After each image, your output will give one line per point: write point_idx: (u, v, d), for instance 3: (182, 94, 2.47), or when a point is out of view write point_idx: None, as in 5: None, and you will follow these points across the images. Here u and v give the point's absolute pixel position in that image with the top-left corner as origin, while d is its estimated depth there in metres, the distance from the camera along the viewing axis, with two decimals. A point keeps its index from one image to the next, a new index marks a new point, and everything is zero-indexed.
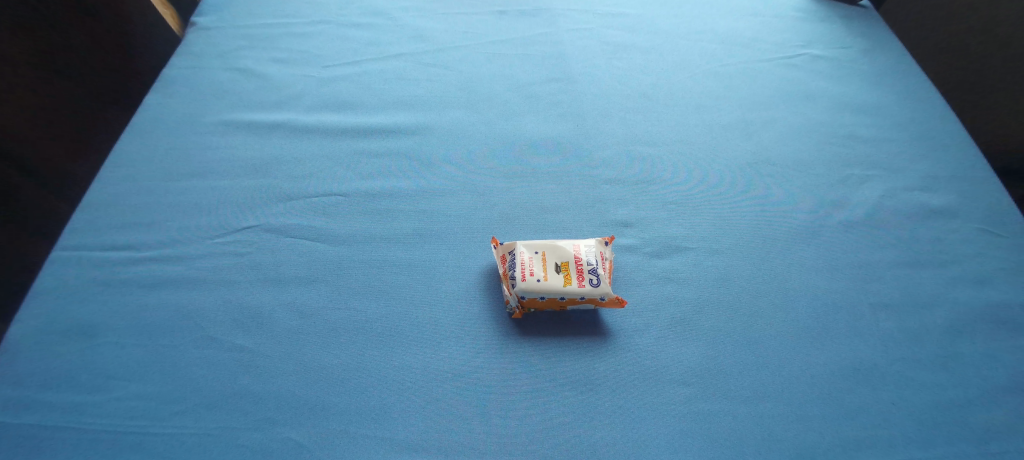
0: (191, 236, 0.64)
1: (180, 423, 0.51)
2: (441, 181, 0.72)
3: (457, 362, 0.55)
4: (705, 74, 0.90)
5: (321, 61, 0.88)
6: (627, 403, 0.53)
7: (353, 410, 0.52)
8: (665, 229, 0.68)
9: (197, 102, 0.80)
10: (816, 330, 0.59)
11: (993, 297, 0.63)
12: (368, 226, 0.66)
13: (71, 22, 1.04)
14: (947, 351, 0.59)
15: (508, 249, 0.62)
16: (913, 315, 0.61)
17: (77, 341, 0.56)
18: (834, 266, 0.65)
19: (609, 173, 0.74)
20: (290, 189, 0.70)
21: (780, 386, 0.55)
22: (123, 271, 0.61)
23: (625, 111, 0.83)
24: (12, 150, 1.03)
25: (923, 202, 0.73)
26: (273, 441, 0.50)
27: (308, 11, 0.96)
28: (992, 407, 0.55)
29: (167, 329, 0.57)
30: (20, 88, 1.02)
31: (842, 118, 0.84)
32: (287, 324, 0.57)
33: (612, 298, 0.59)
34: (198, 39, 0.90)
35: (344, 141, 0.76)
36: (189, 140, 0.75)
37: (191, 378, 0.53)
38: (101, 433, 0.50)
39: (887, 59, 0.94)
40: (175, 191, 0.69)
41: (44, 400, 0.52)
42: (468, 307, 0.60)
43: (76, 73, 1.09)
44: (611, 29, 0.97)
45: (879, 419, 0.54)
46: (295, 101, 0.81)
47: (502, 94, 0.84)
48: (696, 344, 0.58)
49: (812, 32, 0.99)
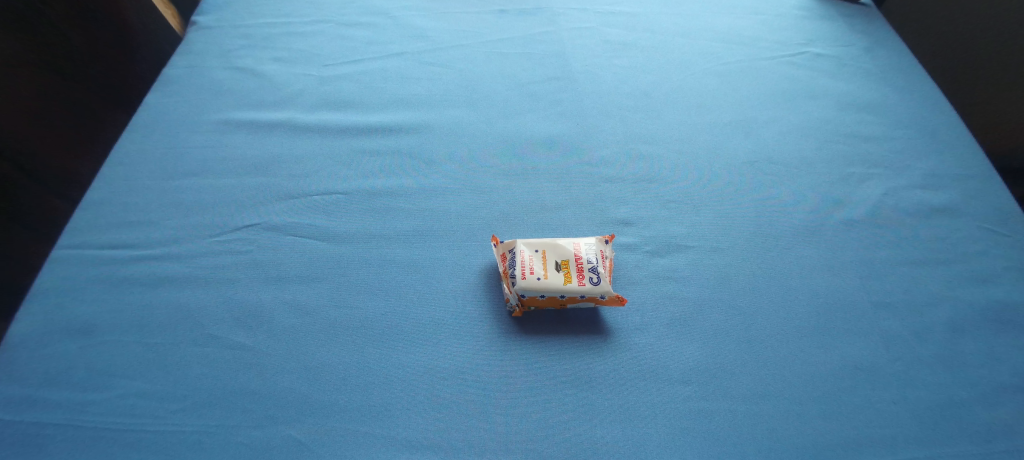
0: (191, 235, 0.64)
1: (180, 421, 0.51)
2: (442, 180, 0.72)
3: (458, 361, 0.55)
4: (705, 73, 0.89)
5: (321, 59, 0.88)
6: (628, 401, 0.53)
7: (353, 408, 0.52)
8: (665, 227, 0.68)
9: (197, 100, 0.80)
10: (816, 329, 0.59)
11: (994, 295, 0.63)
12: (368, 225, 0.66)
13: (71, 22, 1.05)
14: (947, 350, 0.59)
15: (508, 247, 0.62)
16: (914, 314, 0.61)
17: (77, 340, 0.56)
18: (834, 265, 0.65)
19: (609, 172, 0.74)
20: (290, 188, 0.70)
21: (780, 384, 0.55)
22: (123, 270, 0.61)
23: (624, 110, 0.83)
24: (12, 150, 1.03)
25: (924, 200, 0.72)
26: (273, 439, 0.50)
27: (308, 10, 0.96)
28: (993, 406, 0.55)
29: (166, 327, 0.57)
30: (22, 89, 1.02)
31: (843, 117, 0.84)
32: (287, 323, 0.57)
33: (612, 296, 0.59)
34: (198, 38, 0.91)
35: (344, 139, 0.76)
36: (188, 139, 0.75)
37: (190, 376, 0.54)
38: (101, 432, 0.50)
39: (887, 58, 0.94)
40: (174, 190, 0.69)
41: (45, 398, 0.52)
42: (468, 306, 0.60)
43: (76, 72, 1.09)
44: (611, 28, 0.97)
45: (880, 418, 0.54)
46: (295, 100, 0.81)
47: (502, 93, 0.84)
48: (697, 342, 0.58)
49: (813, 31, 0.98)
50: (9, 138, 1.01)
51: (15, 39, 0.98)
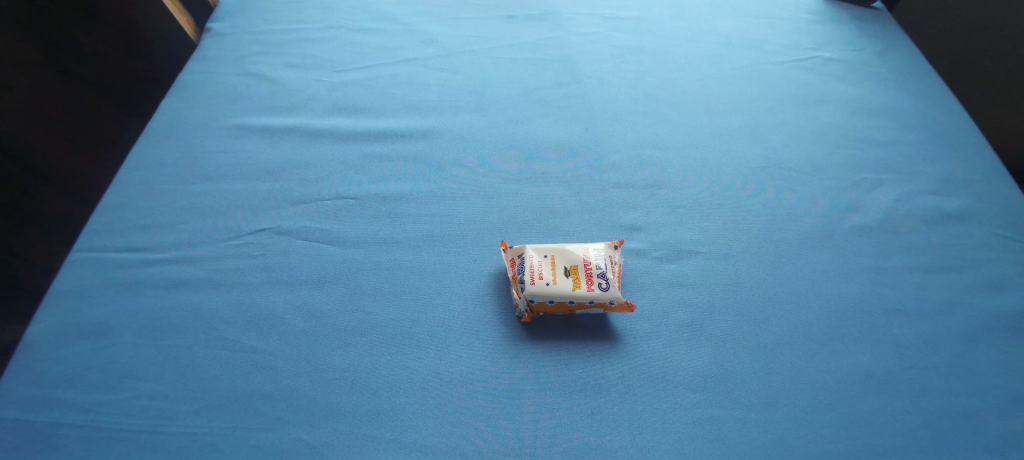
0: (205, 238, 0.65)
1: (192, 423, 0.52)
2: (451, 185, 0.72)
3: (468, 366, 0.56)
4: (714, 77, 0.89)
5: (331, 65, 0.89)
6: (637, 408, 0.53)
7: (364, 411, 0.52)
8: (675, 233, 0.67)
9: (211, 106, 0.81)
10: (828, 337, 0.59)
11: (1011, 303, 0.62)
12: (378, 230, 0.67)
13: (75, 23, 1.01)
14: (963, 358, 0.58)
15: (518, 252, 0.62)
16: (928, 321, 0.60)
17: (91, 342, 0.57)
18: (847, 272, 0.64)
19: (619, 177, 0.74)
20: (302, 193, 0.70)
21: (792, 391, 0.55)
22: (137, 273, 0.62)
23: (633, 115, 0.83)
24: (13, 148, 1.01)
25: (938, 206, 0.72)
26: (284, 442, 0.51)
27: (319, 16, 0.97)
28: (1009, 415, 0.54)
29: (179, 330, 0.58)
30: (23, 89, 1.00)
31: (855, 122, 0.83)
32: (298, 326, 0.58)
33: (622, 302, 0.58)
34: (210, 45, 0.92)
35: (356, 144, 0.77)
36: (203, 143, 0.76)
37: (202, 379, 0.54)
38: (115, 432, 0.51)
39: (899, 63, 0.93)
40: (189, 194, 0.70)
41: (61, 399, 0.53)
42: (477, 310, 0.60)
43: (77, 72, 1.06)
44: (619, 33, 0.97)
45: (891, 427, 0.53)
46: (307, 105, 0.82)
47: (511, 99, 0.84)
48: (706, 349, 0.57)
49: (823, 35, 0.98)
50: (9, 137, 1.00)
51: (17, 39, 0.96)
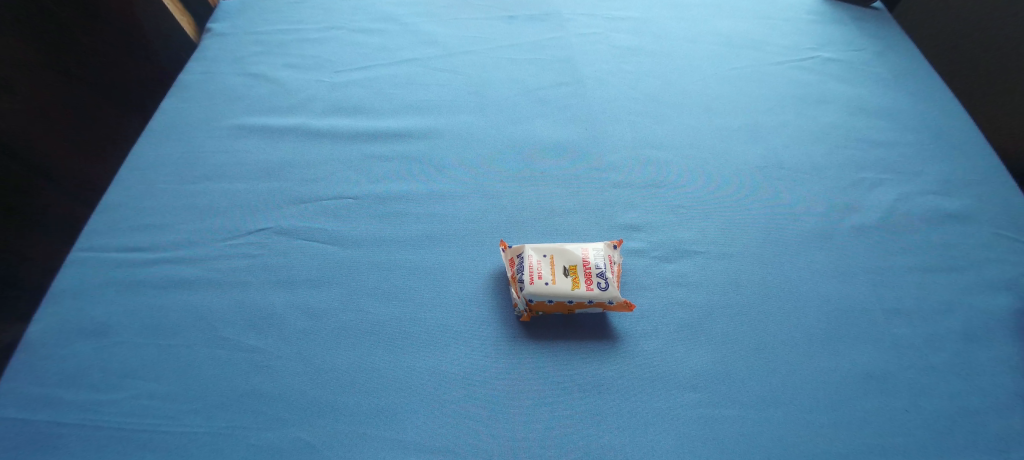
0: (204, 238, 0.65)
1: (192, 422, 0.52)
2: (451, 185, 0.72)
3: (468, 366, 0.56)
4: (715, 77, 0.89)
5: (332, 66, 0.89)
6: (637, 408, 0.53)
7: (364, 411, 0.53)
8: (675, 233, 0.67)
9: (212, 106, 0.81)
10: (828, 336, 0.59)
11: (1010, 303, 0.62)
12: (378, 230, 0.67)
13: (75, 23, 1.03)
14: (962, 358, 0.58)
15: (517, 252, 0.62)
16: (927, 321, 0.60)
17: (92, 341, 0.57)
18: (846, 271, 0.64)
19: (618, 177, 0.74)
20: (302, 193, 0.70)
21: (791, 391, 0.55)
22: (137, 272, 0.62)
23: (633, 115, 0.83)
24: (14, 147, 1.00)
25: (937, 206, 0.72)
26: (283, 441, 0.51)
27: (319, 17, 0.97)
28: (1008, 415, 0.54)
29: (179, 329, 0.58)
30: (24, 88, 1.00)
31: (855, 122, 0.83)
32: (298, 326, 0.58)
33: (621, 302, 0.58)
34: (210, 46, 0.92)
35: (356, 145, 0.77)
36: (204, 143, 0.76)
37: (202, 378, 0.54)
38: (115, 432, 0.51)
39: (900, 63, 0.93)
40: (189, 194, 0.70)
41: (61, 398, 0.53)
42: (477, 310, 0.60)
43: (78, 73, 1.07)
44: (619, 33, 0.97)
45: (891, 426, 0.53)
46: (308, 105, 0.82)
47: (511, 99, 0.84)
48: (705, 349, 0.57)
49: (823, 35, 0.98)
50: (10, 137, 0.99)
51: (18, 39, 0.97)
